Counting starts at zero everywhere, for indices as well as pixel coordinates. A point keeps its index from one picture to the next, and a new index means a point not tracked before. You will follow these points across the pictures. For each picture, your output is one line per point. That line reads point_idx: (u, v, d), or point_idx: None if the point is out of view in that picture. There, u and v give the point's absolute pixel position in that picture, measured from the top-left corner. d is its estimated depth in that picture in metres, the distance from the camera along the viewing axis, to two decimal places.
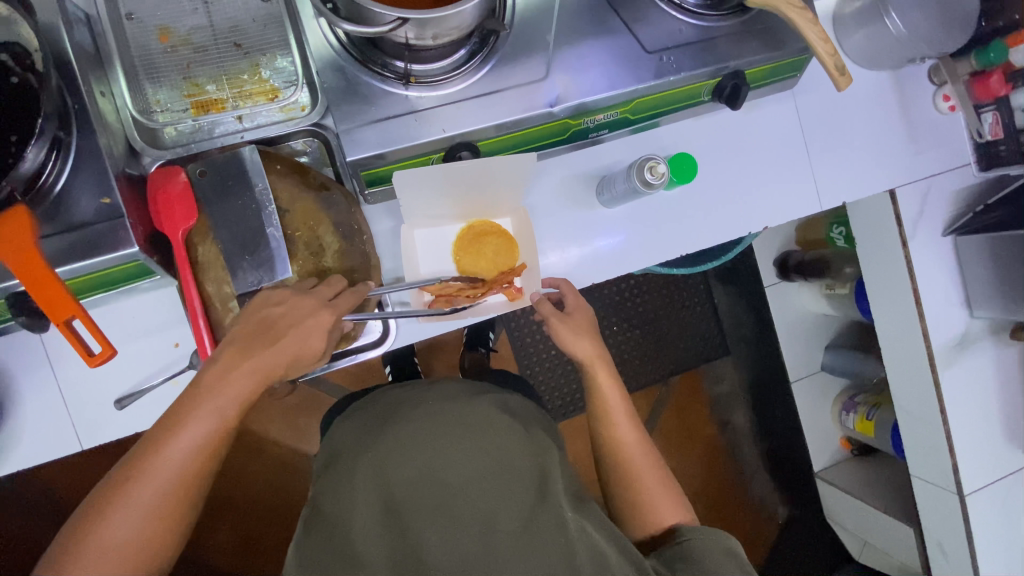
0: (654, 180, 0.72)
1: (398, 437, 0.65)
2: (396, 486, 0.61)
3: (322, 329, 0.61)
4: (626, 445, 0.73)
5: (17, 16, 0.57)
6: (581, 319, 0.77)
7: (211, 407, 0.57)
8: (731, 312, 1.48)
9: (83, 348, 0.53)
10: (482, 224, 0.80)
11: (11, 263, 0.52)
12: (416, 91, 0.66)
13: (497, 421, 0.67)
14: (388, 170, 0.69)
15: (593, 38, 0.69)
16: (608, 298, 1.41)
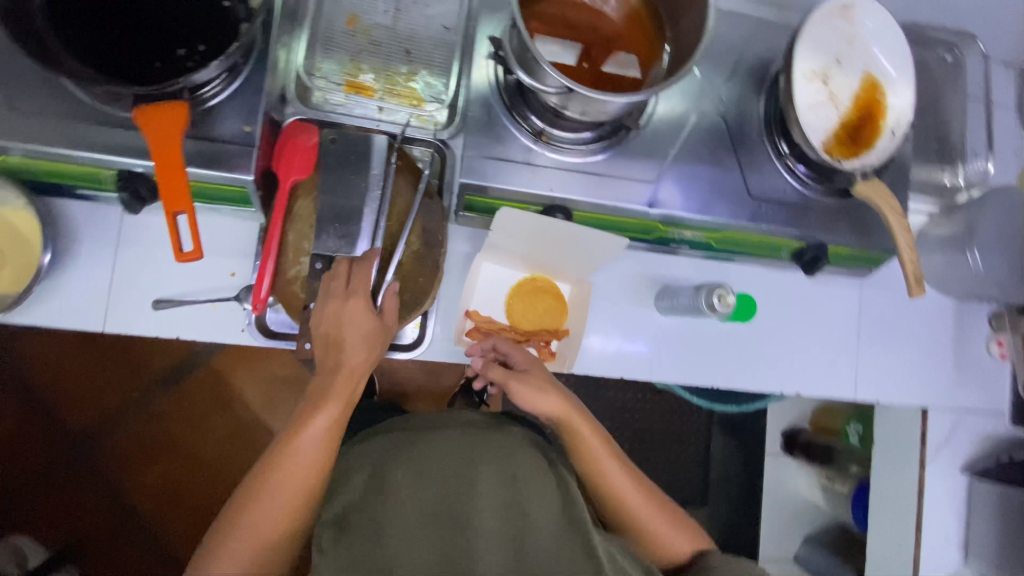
0: (718, 306, 0.75)
1: (428, 455, 0.65)
2: (430, 500, 0.61)
3: (360, 309, 0.66)
4: (624, 492, 0.70)
5: None
6: (538, 373, 0.71)
7: (339, 392, 0.64)
8: (722, 465, 1.45)
9: (177, 241, 0.56)
10: (544, 281, 0.82)
11: (156, 148, 0.57)
12: (541, 148, 0.73)
13: (520, 446, 0.68)
14: (487, 202, 0.74)
15: (708, 165, 0.75)
16: (611, 402, 1.41)
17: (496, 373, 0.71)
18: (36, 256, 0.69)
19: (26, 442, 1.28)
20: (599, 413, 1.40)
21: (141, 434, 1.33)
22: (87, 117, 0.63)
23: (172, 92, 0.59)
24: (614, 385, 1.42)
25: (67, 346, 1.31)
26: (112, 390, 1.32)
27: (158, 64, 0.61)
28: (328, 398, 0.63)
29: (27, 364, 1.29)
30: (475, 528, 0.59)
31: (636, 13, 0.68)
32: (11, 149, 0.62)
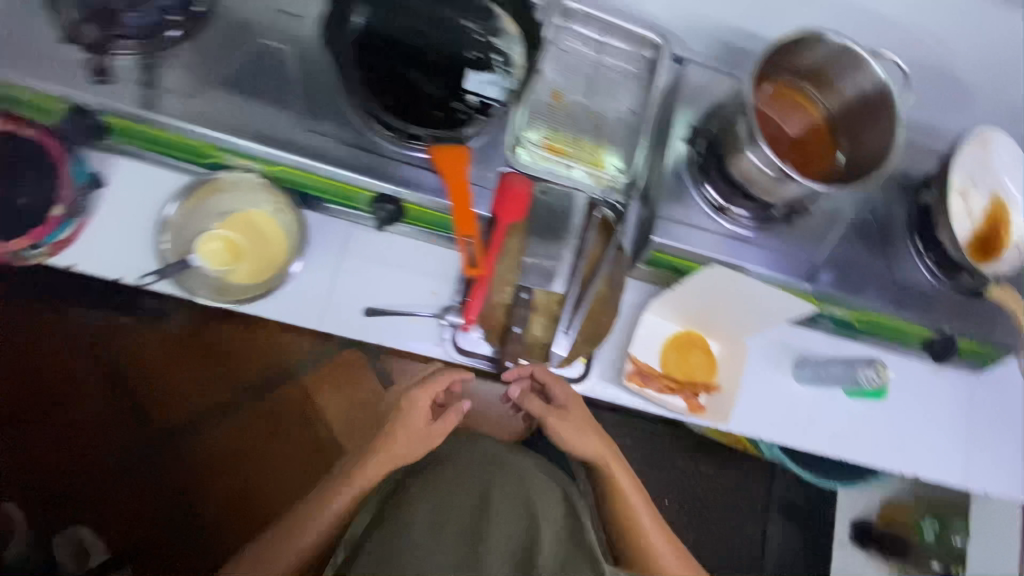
0: (876, 373, 0.83)
1: (454, 475, 0.86)
2: (450, 511, 0.81)
3: (425, 400, 0.83)
4: (637, 518, 0.83)
5: (520, 43, 0.77)
6: (579, 414, 0.82)
7: (386, 457, 0.82)
8: (780, 554, 1.42)
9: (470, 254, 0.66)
10: (696, 337, 0.89)
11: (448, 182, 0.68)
12: (718, 219, 0.84)
13: (526, 476, 0.87)
14: (666, 260, 0.84)
15: (854, 254, 0.87)
16: (677, 473, 1.41)
17: (536, 407, 0.83)
18: (282, 247, 0.78)
19: (105, 431, 1.31)
20: (664, 482, 1.40)
21: (219, 439, 1.36)
22: (366, 148, 0.75)
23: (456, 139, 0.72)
24: (683, 456, 1.42)
25: (179, 347, 1.35)
26: (209, 394, 1.37)
27: (438, 112, 0.75)
28: (378, 458, 0.82)
29: (119, 355, 1.32)
30: (489, 536, 0.77)
31: (819, 121, 0.80)
32: (295, 162, 0.74)
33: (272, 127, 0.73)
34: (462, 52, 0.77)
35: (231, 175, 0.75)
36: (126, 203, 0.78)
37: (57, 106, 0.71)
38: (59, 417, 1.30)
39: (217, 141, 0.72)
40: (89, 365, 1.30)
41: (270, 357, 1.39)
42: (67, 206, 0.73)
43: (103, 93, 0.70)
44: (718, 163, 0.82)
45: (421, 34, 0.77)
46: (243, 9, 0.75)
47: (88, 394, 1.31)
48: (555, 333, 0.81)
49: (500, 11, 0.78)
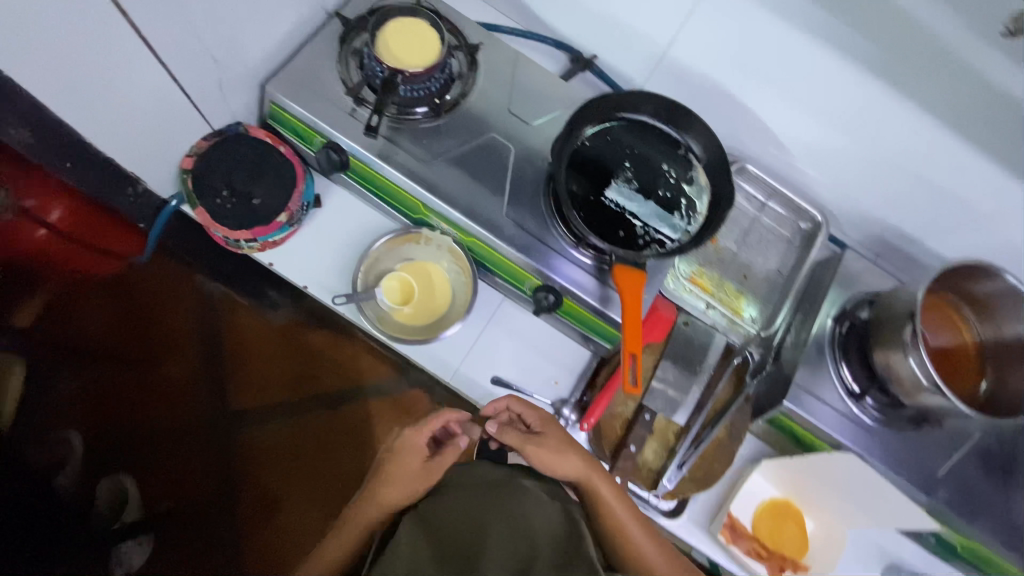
0: None
1: (442, 499, 0.71)
2: (435, 537, 0.64)
3: (419, 448, 0.78)
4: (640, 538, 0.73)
5: (709, 193, 0.84)
6: (554, 438, 0.77)
7: (379, 497, 0.73)
8: None
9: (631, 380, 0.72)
10: (794, 509, 0.89)
11: (625, 304, 0.74)
12: (851, 404, 0.85)
13: (529, 488, 0.71)
14: (788, 424, 0.86)
15: (980, 480, 0.84)
16: None
17: (513, 436, 0.79)
18: (447, 306, 0.87)
19: (180, 394, 1.36)
20: None
21: (275, 437, 1.38)
22: (549, 243, 0.83)
23: (637, 262, 0.76)
24: None
25: (276, 337, 1.43)
26: (282, 390, 1.41)
27: (622, 232, 0.81)
28: (374, 498, 0.74)
29: (227, 328, 1.41)
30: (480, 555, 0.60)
31: (969, 343, 0.82)
32: (488, 239, 0.83)
33: (477, 205, 0.83)
34: (656, 187, 0.84)
35: (430, 234, 0.87)
36: (331, 227, 0.90)
37: (316, 139, 0.84)
38: (146, 374, 1.36)
39: (430, 202, 0.83)
40: (192, 330, 1.39)
41: (348, 374, 1.43)
42: (288, 217, 0.84)
43: (355, 142, 0.81)
44: (860, 351, 0.86)
45: (625, 162, 0.85)
46: (479, 100, 0.87)
47: (182, 358, 1.38)
48: (667, 463, 0.83)
49: (699, 164, 0.86)
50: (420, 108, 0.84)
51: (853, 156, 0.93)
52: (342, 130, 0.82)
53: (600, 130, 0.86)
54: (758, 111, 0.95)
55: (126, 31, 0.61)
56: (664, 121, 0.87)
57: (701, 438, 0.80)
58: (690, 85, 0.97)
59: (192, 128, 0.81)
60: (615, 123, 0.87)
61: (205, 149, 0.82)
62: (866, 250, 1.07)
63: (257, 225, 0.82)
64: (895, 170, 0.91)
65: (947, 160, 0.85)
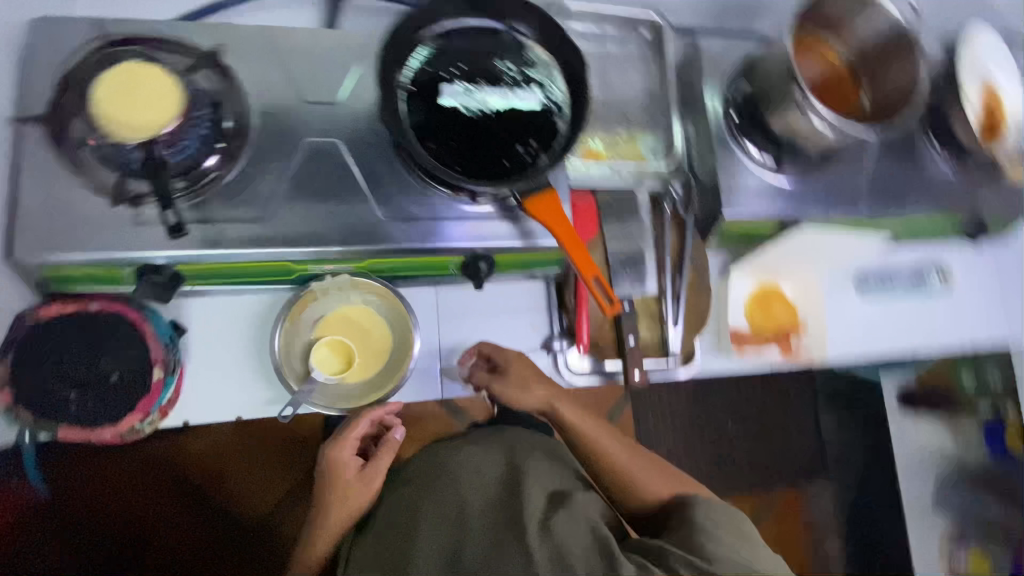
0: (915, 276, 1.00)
1: (390, 501, 0.78)
2: (366, 547, 0.74)
3: (346, 451, 0.78)
4: (605, 448, 0.79)
5: (556, 65, 0.76)
6: (516, 367, 0.80)
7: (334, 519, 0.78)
8: None
9: (609, 300, 0.65)
10: (772, 289, 0.95)
11: (556, 232, 0.67)
12: (774, 176, 0.86)
13: (473, 471, 0.77)
14: (734, 230, 0.88)
15: (894, 170, 0.90)
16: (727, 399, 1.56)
17: (482, 379, 0.81)
18: (389, 337, 0.79)
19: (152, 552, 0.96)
20: None
21: None
22: (441, 216, 0.74)
23: (541, 184, 0.68)
24: None
25: None
26: None
27: (506, 160, 0.72)
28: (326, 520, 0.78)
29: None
30: (418, 547, 0.70)
31: (840, 65, 0.85)
32: (383, 250, 0.72)
33: (350, 226, 0.71)
34: (507, 91, 0.74)
35: (321, 283, 0.75)
36: (217, 342, 0.76)
37: (124, 273, 0.67)
38: None
39: (300, 257, 0.70)
40: None
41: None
42: (165, 368, 0.70)
43: (170, 250, 0.65)
44: (757, 125, 0.85)
45: (457, 86, 0.73)
46: (265, 113, 0.71)
47: None
48: (663, 330, 0.85)
49: (529, 40, 0.76)
50: (207, 161, 0.67)
51: None
52: (144, 247, 0.65)
53: (418, 65, 0.73)
54: None
55: None
56: (472, 15, 0.75)
57: (678, 294, 0.81)
58: None
59: None
60: (427, 47, 0.74)
61: (11, 369, 0.65)
62: None
63: (140, 399, 0.68)
64: None
65: None
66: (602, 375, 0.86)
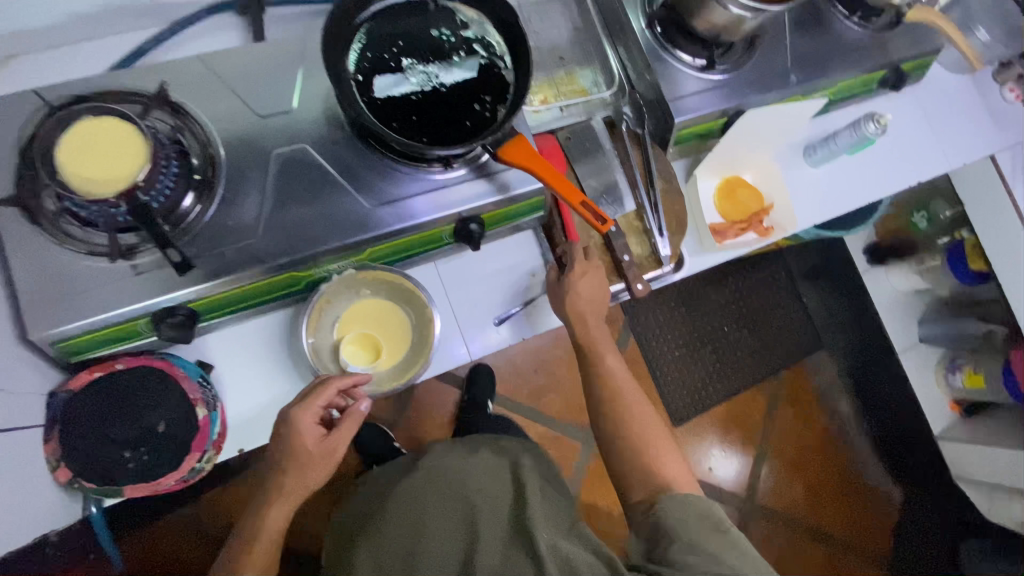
0: (877, 127, 1.00)
1: (391, 518, 0.87)
2: (376, 546, 0.85)
3: (303, 415, 0.71)
4: (623, 392, 0.85)
5: (486, 20, 0.79)
6: (589, 274, 0.85)
7: (293, 484, 0.73)
8: (821, 308, 1.70)
9: (600, 219, 0.70)
10: (735, 179, 1.02)
11: (535, 169, 0.71)
12: (709, 74, 0.91)
13: (479, 475, 0.92)
14: (687, 133, 0.94)
15: (811, 39, 0.97)
16: (720, 302, 1.64)
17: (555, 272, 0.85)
18: (405, 319, 0.83)
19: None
20: (717, 313, 1.63)
21: None
22: (424, 189, 0.77)
23: (509, 133, 0.72)
24: (717, 287, 1.64)
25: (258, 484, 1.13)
26: None
27: (468, 120, 0.76)
28: (283, 491, 0.73)
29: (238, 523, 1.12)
30: (423, 554, 0.82)
31: None
32: (381, 236, 0.75)
33: (341, 221, 0.73)
34: (449, 56, 0.77)
35: (331, 285, 0.78)
36: (245, 369, 0.79)
37: (140, 324, 0.68)
38: None
39: (305, 263, 0.73)
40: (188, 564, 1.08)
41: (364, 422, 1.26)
42: (206, 404, 0.72)
43: (180, 289, 0.66)
44: (682, 31, 0.90)
45: (401, 63, 0.76)
46: (228, 137, 0.72)
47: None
48: (651, 241, 0.90)
49: (457, 3, 0.79)
50: (187, 197, 0.68)
51: None
52: (155, 292, 0.66)
53: (360, 50, 0.75)
54: None
55: None
56: None
57: (653, 204, 0.88)
58: None
59: (25, 445, 0.64)
60: (364, 34, 0.76)
61: (62, 446, 0.66)
62: None
63: (193, 440, 0.70)
64: None
65: None
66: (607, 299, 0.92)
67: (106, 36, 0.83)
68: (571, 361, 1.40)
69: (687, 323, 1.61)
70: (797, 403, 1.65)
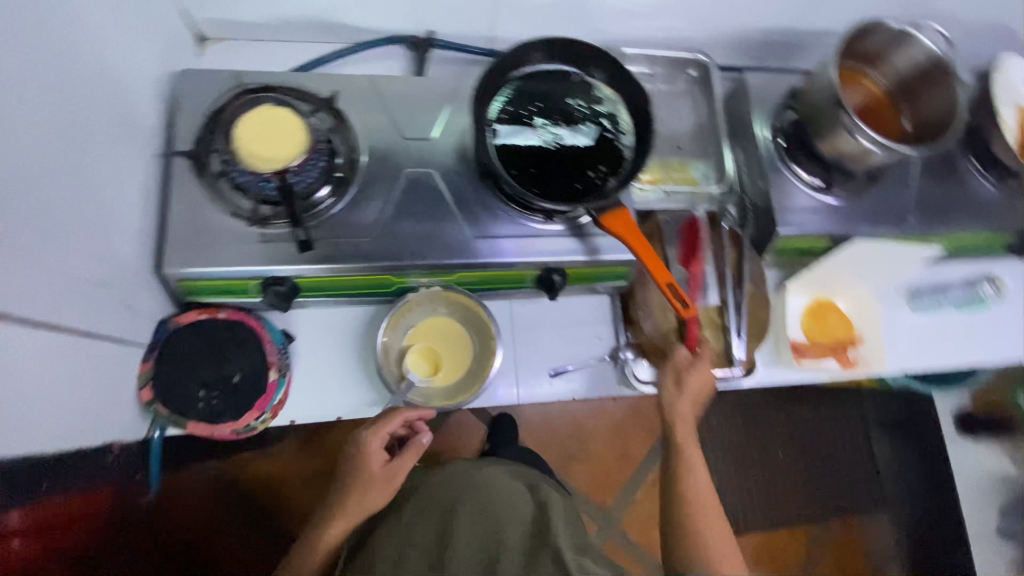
0: (994, 289, 1.04)
1: (424, 497, 0.88)
2: (405, 520, 0.85)
3: (376, 433, 0.78)
4: (695, 468, 0.75)
5: (621, 100, 0.85)
6: (702, 374, 0.81)
7: (354, 501, 0.76)
8: (893, 466, 1.55)
9: (682, 302, 0.70)
10: (828, 302, 1.00)
11: (631, 242, 0.74)
12: (822, 196, 0.93)
13: (511, 484, 0.90)
14: (789, 245, 0.94)
15: (938, 188, 0.96)
16: (781, 424, 1.54)
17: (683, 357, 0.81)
18: (470, 346, 0.86)
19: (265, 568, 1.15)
20: (774, 436, 1.53)
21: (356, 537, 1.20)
22: (524, 234, 0.82)
23: (614, 204, 0.76)
24: (780, 408, 1.55)
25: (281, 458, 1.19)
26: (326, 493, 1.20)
27: (579, 184, 0.80)
28: (346, 507, 0.76)
29: (250, 485, 1.17)
30: (456, 542, 0.80)
31: (880, 94, 0.92)
32: (474, 266, 0.81)
33: (445, 243, 0.80)
34: (579, 124, 0.83)
35: (415, 295, 0.84)
36: (318, 350, 0.85)
37: (251, 284, 0.76)
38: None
39: (401, 270, 0.79)
40: (203, 515, 1.14)
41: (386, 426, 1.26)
42: (278, 370, 0.78)
43: (292, 264, 0.74)
44: (804, 148, 0.92)
45: (536, 120, 0.83)
46: (371, 148, 0.82)
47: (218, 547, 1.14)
48: (727, 339, 0.89)
49: (598, 80, 0.86)
50: (321, 189, 0.76)
51: None
52: (275, 260, 0.74)
53: (502, 102, 0.83)
54: None
55: (10, 329, 0.52)
56: (550, 59, 0.85)
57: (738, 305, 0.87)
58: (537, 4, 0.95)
59: (127, 360, 0.73)
60: (511, 88, 0.84)
61: (154, 369, 0.74)
62: (750, 57, 1.13)
63: (257, 399, 0.76)
64: None
65: None
66: None
67: (298, 43, 0.97)
68: (609, 438, 1.37)
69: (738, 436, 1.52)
70: (844, 559, 1.50)
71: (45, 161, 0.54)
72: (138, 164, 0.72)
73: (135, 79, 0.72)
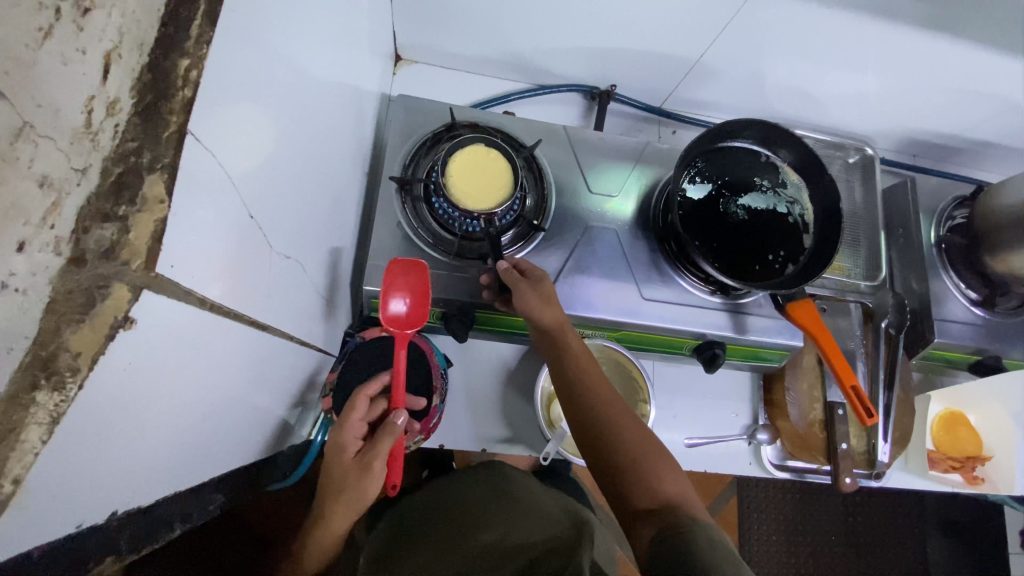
0: None
1: (464, 492, 0.87)
2: (446, 508, 0.86)
3: (363, 402, 0.70)
4: (609, 399, 0.71)
5: (805, 187, 0.87)
6: (548, 286, 0.73)
7: (355, 497, 0.69)
8: (941, 565, 1.63)
9: (867, 408, 0.71)
10: (957, 414, 0.99)
11: (820, 339, 0.74)
12: (977, 309, 0.93)
13: (554, 500, 0.86)
14: (935, 352, 0.94)
15: None
16: (836, 507, 1.63)
17: (512, 277, 0.72)
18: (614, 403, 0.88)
19: None
20: (828, 518, 1.62)
21: None
22: (693, 303, 0.83)
23: (797, 294, 0.77)
24: (838, 491, 1.64)
25: None
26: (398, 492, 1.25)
27: (757, 265, 0.82)
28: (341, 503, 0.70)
29: None
30: (484, 532, 0.78)
31: None
32: (638, 326, 0.82)
33: (615, 300, 0.82)
34: (762, 205, 0.85)
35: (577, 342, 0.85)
36: (469, 379, 0.88)
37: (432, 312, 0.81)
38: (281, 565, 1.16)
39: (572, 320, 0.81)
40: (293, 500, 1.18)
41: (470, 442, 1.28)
42: (440, 395, 0.80)
43: (480, 299, 0.77)
44: (969, 262, 0.93)
45: (721, 193, 0.84)
46: (560, 198, 0.84)
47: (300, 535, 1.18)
48: (871, 441, 0.89)
49: (785, 165, 0.87)
50: (507, 236, 0.80)
51: (888, 89, 0.97)
52: (462, 293, 0.77)
53: (694, 173, 0.85)
54: (794, 76, 0.96)
55: (287, 349, 0.55)
56: (742, 138, 0.87)
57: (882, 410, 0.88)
58: (721, 76, 0.97)
59: (318, 367, 0.75)
60: (701, 159, 0.86)
61: (338, 378, 0.76)
62: (906, 154, 1.14)
63: (421, 421, 0.78)
64: (933, 88, 0.95)
65: (983, 69, 0.89)
66: (793, 473, 0.92)
67: (483, 76, 1.00)
68: None
69: (792, 515, 1.59)
70: None
71: (321, 187, 0.58)
72: (357, 185, 0.75)
73: (367, 105, 0.75)
